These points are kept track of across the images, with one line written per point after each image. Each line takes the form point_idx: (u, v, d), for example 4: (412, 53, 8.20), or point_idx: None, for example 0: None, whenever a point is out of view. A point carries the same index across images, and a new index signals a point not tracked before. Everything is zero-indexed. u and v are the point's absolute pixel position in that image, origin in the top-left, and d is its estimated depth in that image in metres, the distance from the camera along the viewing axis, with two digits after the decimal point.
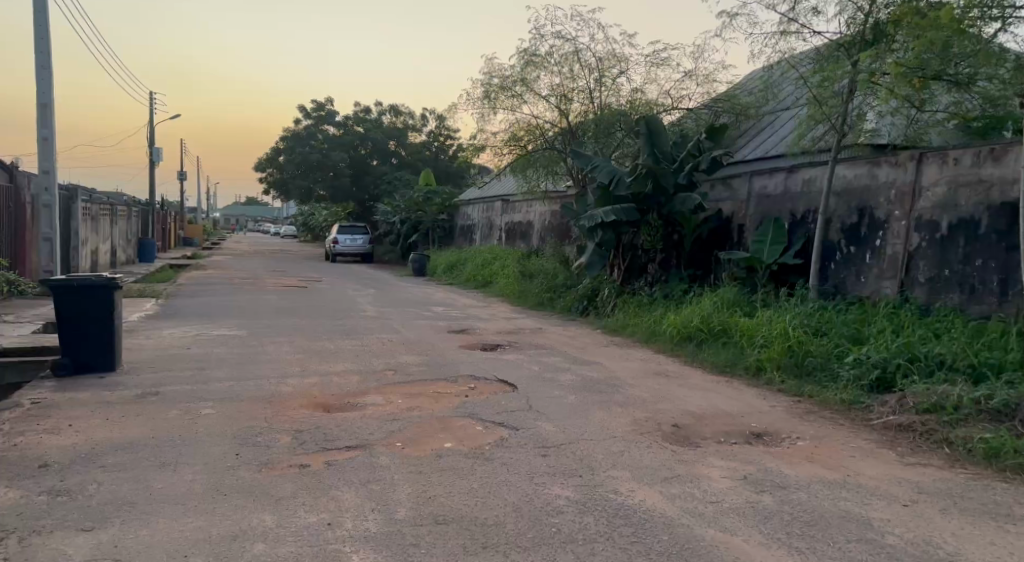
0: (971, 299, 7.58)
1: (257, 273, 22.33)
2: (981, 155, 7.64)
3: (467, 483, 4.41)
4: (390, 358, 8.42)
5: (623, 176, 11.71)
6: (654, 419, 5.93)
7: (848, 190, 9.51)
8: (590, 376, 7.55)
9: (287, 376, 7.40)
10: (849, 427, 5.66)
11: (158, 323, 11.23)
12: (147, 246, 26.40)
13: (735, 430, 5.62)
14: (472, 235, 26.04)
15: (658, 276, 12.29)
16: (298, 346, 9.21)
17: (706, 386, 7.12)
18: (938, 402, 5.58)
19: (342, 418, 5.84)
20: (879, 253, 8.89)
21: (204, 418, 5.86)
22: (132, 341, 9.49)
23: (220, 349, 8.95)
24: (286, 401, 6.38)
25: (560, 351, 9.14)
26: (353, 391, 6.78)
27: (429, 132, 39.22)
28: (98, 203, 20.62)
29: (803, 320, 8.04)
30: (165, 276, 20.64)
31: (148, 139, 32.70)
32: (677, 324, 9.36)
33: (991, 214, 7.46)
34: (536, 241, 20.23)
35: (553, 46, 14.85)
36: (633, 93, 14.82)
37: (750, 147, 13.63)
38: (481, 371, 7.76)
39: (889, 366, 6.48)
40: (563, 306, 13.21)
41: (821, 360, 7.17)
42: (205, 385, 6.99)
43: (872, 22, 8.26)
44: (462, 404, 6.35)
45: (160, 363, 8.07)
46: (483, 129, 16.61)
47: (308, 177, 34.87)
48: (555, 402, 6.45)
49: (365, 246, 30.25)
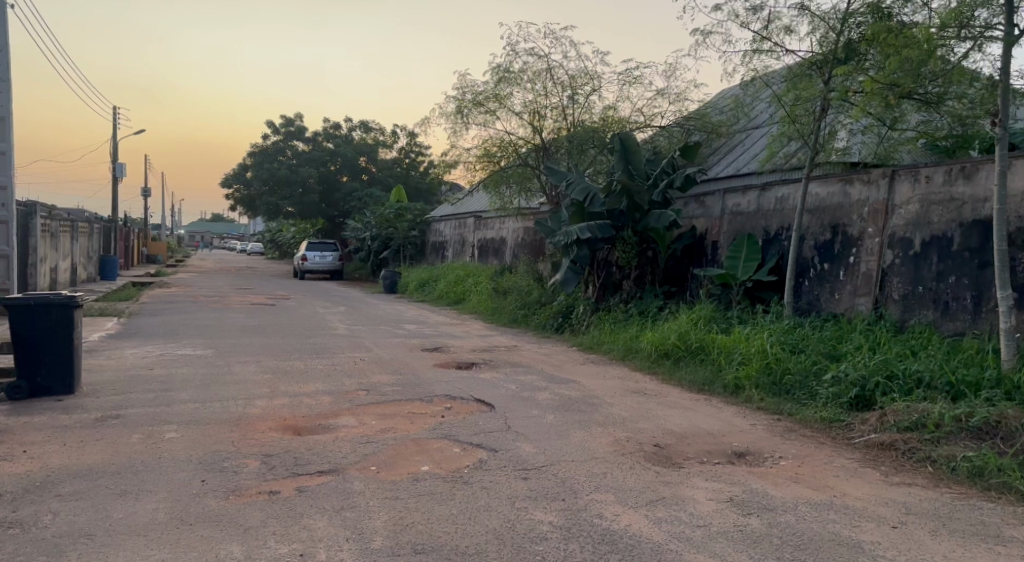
0: (945, 316, 7.65)
1: (223, 291, 21.84)
2: (952, 172, 7.75)
3: (446, 509, 4.23)
4: (363, 378, 8.20)
5: (597, 193, 11.68)
6: (635, 438, 5.81)
7: (821, 208, 9.59)
8: (568, 395, 7.41)
9: (255, 398, 7.13)
10: (830, 445, 5.62)
11: (120, 342, 10.83)
12: (110, 263, 25.72)
13: (717, 449, 5.54)
14: (444, 252, 25.86)
15: (633, 293, 12.21)
16: (266, 365, 8.92)
17: (685, 404, 7.04)
18: (918, 420, 5.58)
19: (313, 441, 5.62)
20: (853, 270, 8.96)
21: (168, 443, 5.58)
22: (91, 361, 9.11)
23: (185, 369, 8.63)
24: (254, 424, 6.13)
25: (536, 369, 8.99)
26: (324, 413, 6.55)
27: (401, 149, 39.03)
28: (58, 220, 20.00)
29: (780, 337, 8.03)
30: (129, 295, 20.08)
31: (111, 154, 31.91)
32: (654, 342, 9.30)
33: (963, 232, 7.55)
34: (509, 257, 20.15)
35: (525, 63, 14.85)
36: (605, 110, 14.87)
37: (722, 165, 13.76)
38: (456, 390, 7.57)
39: (868, 383, 6.47)
40: (538, 323, 13.09)
41: (799, 377, 7.15)
42: (168, 408, 6.69)
43: (843, 40, 8.37)
44: (438, 425, 6.16)
45: (122, 385, 7.73)
46: (456, 145, 16.50)
47: (276, 193, 34.37)
48: (534, 422, 6.29)
49: (335, 263, 29.86)
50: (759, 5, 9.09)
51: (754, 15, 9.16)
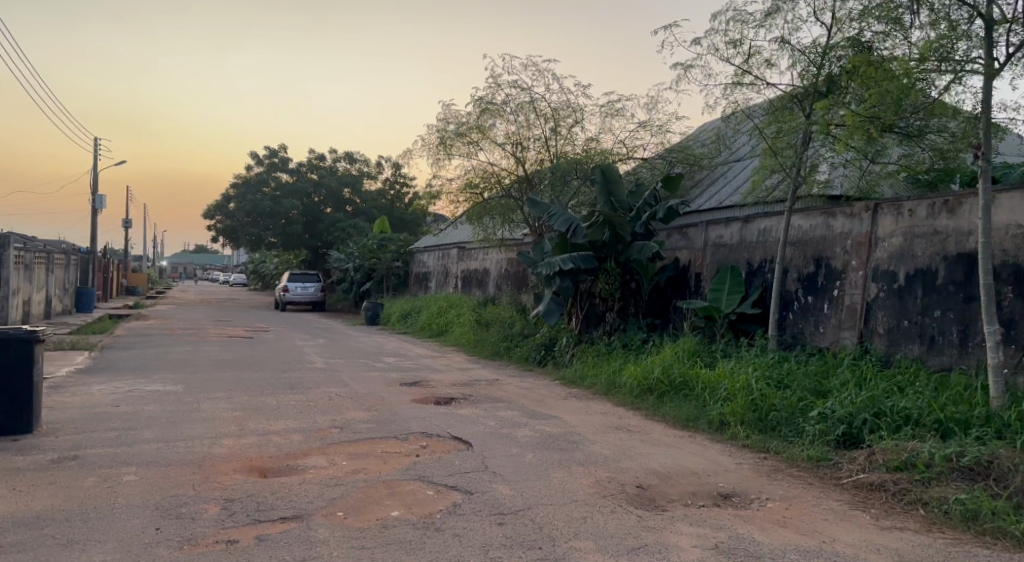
0: (931, 351, 7.53)
1: (202, 323, 21.42)
2: (936, 206, 7.70)
3: (415, 559, 3.97)
4: (337, 414, 7.92)
5: (580, 224, 11.61)
6: (617, 479, 5.58)
7: (804, 241, 9.53)
8: (549, 432, 7.17)
9: (222, 437, 6.83)
10: (818, 486, 5.42)
11: (87, 377, 10.45)
12: (86, 295, 25.21)
13: (702, 490, 5.32)
14: (428, 283, 25.64)
15: (617, 325, 11.97)
16: (237, 402, 8.60)
17: (669, 441, 6.83)
18: (907, 459, 5.42)
19: (279, 484, 5.33)
20: (837, 303, 8.86)
21: (125, 487, 5.27)
22: (54, 398, 8.75)
23: (152, 406, 8.29)
24: (218, 465, 5.83)
25: (517, 404, 8.73)
26: (293, 453, 6.26)
27: (386, 180, 38.96)
28: (33, 252, 19.60)
29: (766, 372, 7.86)
30: (103, 327, 19.63)
31: (91, 184, 31.55)
32: (637, 376, 9.11)
33: (948, 265, 7.48)
34: (492, 288, 19.97)
35: (508, 94, 14.85)
36: (588, 142, 14.86)
37: (705, 197, 13.74)
38: (434, 427, 7.31)
39: (855, 421, 6.32)
40: (521, 355, 12.86)
41: (785, 414, 6.96)
42: (129, 448, 6.38)
43: (825, 74, 8.46)
44: (413, 465, 5.90)
45: (83, 423, 7.39)
46: (439, 175, 16.39)
47: (259, 224, 34.10)
48: (512, 462, 6.05)
49: (317, 294, 29.50)
50: (740, 39, 9.13)
51: (735, 49, 9.20)
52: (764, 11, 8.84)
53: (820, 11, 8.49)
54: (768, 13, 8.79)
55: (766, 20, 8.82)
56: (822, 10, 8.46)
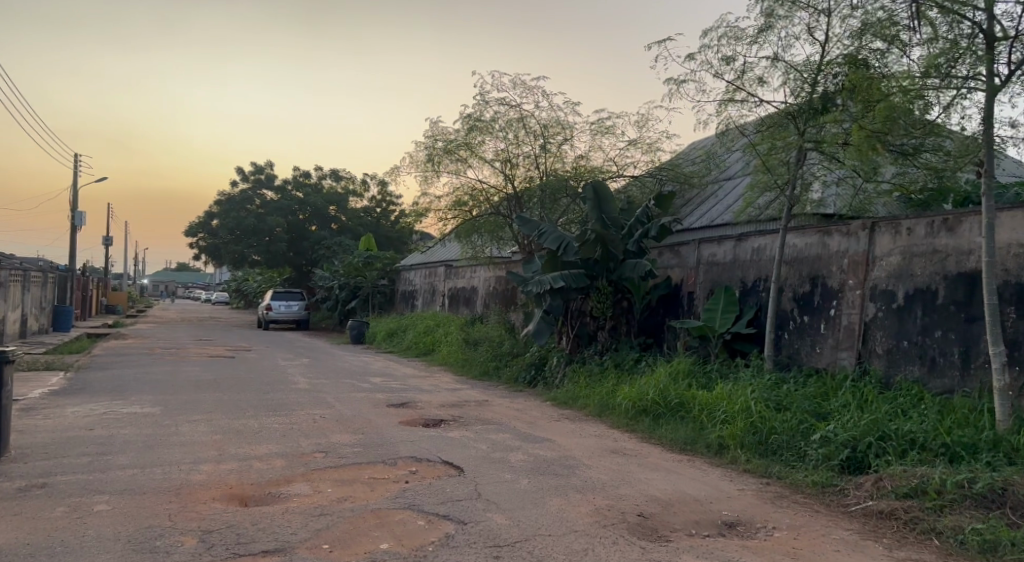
0: (932, 373, 7.40)
1: (182, 342, 20.94)
2: (934, 225, 7.60)
3: None
4: (322, 438, 7.61)
5: (571, 241, 11.39)
6: (616, 507, 5.33)
7: (800, 259, 9.42)
8: (544, 456, 6.90)
9: (201, 462, 6.50)
10: (826, 514, 5.22)
11: (61, 399, 10.05)
12: (63, 314, 24.61)
13: (705, 519, 5.09)
14: (414, 302, 25.35)
15: (609, 345, 11.78)
16: (217, 425, 8.27)
17: (668, 465, 6.59)
18: (917, 486, 5.25)
19: (262, 514, 5.03)
20: (833, 323, 8.73)
21: (95, 518, 4.93)
22: (23, 421, 8.34)
23: (127, 430, 7.92)
24: (196, 493, 5.51)
25: (508, 427, 8.46)
26: (276, 480, 5.94)
27: (372, 198, 38.77)
28: (8, 269, 19.09)
29: (764, 392, 7.67)
30: (80, 347, 19.09)
31: (71, 201, 31.02)
32: (631, 398, 8.88)
33: (948, 285, 7.37)
34: (480, 307, 19.76)
35: (497, 111, 14.72)
36: (578, 160, 14.73)
37: (697, 215, 13.65)
38: (423, 451, 7.03)
39: (859, 445, 6.14)
40: (510, 375, 12.61)
41: (786, 437, 6.78)
42: (102, 475, 6.03)
43: (818, 92, 8.38)
44: (402, 493, 5.62)
45: (55, 448, 7.02)
46: (426, 193, 16.17)
47: (242, 242, 33.67)
48: (506, 488, 5.79)
49: (301, 312, 29.06)
50: (732, 56, 9.07)
51: (727, 65, 9.12)
52: (757, 28, 8.78)
53: (813, 28, 8.44)
54: (761, 29, 8.73)
55: (758, 36, 8.76)
56: (816, 28, 8.42)
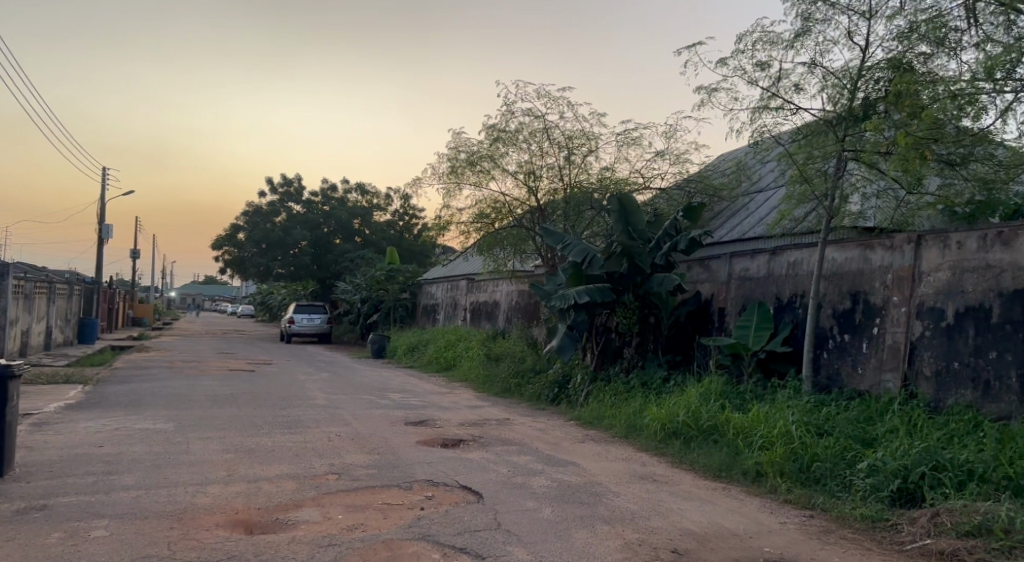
0: (986, 397, 6.90)
1: (204, 355, 20.84)
2: (987, 238, 7.10)
3: None
4: (336, 458, 7.30)
5: (596, 254, 11.09)
6: (648, 541, 4.92)
7: (840, 274, 8.95)
8: (568, 482, 6.50)
9: (209, 484, 6.20)
10: (878, 553, 4.75)
11: (76, 414, 9.85)
12: (88, 326, 24.71)
13: (745, 556, 4.65)
14: (436, 315, 25.12)
15: (636, 362, 11.32)
16: (229, 443, 8.00)
17: (701, 495, 6.16)
18: (982, 523, 4.78)
19: (268, 544, 4.70)
20: (877, 342, 8.25)
21: (91, 545, 4.62)
22: (35, 436, 8.13)
23: (138, 447, 7.67)
24: (200, 519, 5.20)
25: (530, 448, 8.07)
26: (284, 505, 5.62)
27: (394, 212, 38.82)
28: (33, 281, 19.13)
29: (803, 416, 7.21)
30: (102, 359, 19.07)
31: (100, 215, 31.35)
32: (661, 418, 8.44)
33: (1003, 302, 6.84)
34: (502, 321, 19.44)
35: (521, 123, 14.44)
36: (603, 172, 14.38)
37: (726, 229, 13.23)
38: (441, 475, 6.66)
39: (911, 475, 5.66)
40: (533, 393, 12.22)
41: (830, 464, 6.31)
42: (106, 496, 5.75)
43: (859, 99, 7.92)
44: (416, 521, 5.25)
45: (62, 467, 6.77)
46: (449, 205, 15.88)
47: (268, 255, 33.77)
48: (528, 517, 5.40)
49: (323, 326, 28.97)
50: (768, 61, 8.68)
51: (762, 71, 8.73)
52: (794, 32, 8.39)
53: (853, 32, 8.05)
54: (797, 34, 8.34)
55: (795, 41, 8.36)
56: (856, 31, 8.02)
